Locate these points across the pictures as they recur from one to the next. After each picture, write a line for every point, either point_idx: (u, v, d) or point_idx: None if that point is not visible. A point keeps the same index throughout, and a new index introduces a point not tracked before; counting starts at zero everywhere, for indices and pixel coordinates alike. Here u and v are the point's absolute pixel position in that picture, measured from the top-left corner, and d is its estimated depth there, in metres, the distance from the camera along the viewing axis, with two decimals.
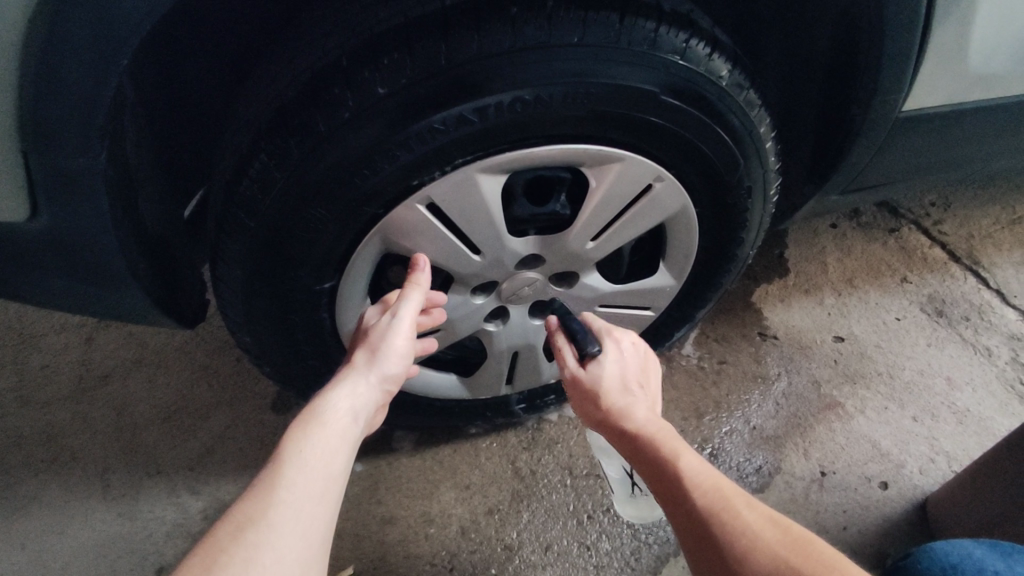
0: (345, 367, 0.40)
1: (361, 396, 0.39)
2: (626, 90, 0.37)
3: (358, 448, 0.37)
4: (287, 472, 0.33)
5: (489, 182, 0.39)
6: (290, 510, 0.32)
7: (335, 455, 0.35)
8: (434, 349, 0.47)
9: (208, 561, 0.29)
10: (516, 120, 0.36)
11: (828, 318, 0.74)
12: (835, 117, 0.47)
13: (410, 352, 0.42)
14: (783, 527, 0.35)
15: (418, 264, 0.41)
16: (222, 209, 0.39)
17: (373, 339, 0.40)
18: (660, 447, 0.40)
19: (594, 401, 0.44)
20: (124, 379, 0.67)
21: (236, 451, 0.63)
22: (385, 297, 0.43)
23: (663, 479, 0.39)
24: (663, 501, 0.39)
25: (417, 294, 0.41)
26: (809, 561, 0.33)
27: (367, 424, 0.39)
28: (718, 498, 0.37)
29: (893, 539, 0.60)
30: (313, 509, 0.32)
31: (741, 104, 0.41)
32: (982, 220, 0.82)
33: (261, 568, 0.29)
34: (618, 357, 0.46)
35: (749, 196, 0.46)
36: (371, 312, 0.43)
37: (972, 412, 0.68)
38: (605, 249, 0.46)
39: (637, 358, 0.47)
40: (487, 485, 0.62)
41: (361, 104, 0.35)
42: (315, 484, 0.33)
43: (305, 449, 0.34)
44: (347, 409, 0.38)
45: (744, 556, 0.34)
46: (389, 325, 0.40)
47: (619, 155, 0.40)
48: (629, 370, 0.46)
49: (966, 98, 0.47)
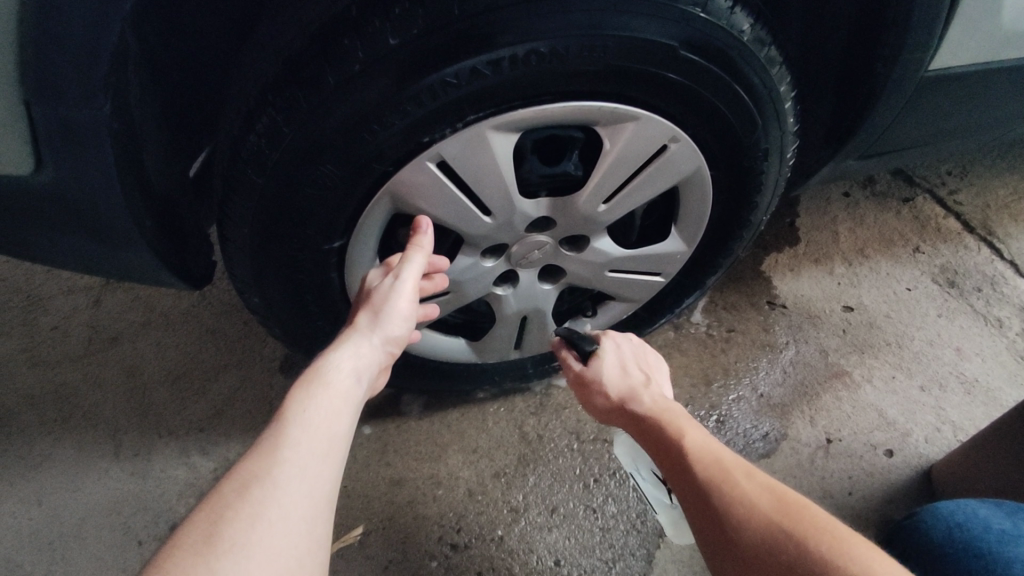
0: (348, 328, 0.40)
1: (363, 357, 0.38)
2: (644, 44, 0.36)
3: (361, 409, 0.37)
4: (291, 432, 0.33)
5: (500, 139, 0.38)
6: (295, 467, 0.32)
7: (338, 416, 0.35)
8: (435, 315, 0.47)
9: (216, 516, 0.29)
10: (531, 74, 0.35)
11: (838, 288, 0.74)
12: (857, 78, 0.46)
13: (413, 314, 0.41)
14: (779, 494, 0.36)
15: (420, 227, 0.41)
16: (230, 166, 0.39)
17: (376, 301, 0.40)
18: (667, 425, 0.43)
19: (602, 392, 0.49)
20: (133, 341, 0.67)
21: (245, 412, 0.63)
22: (389, 259, 0.43)
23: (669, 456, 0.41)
24: (670, 476, 0.41)
25: (419, 257, 0.40)
26: (802, 523, 0.34)
27: (369, 386, 0.39)
28: (718, 470, 0.38)
29: (896, 506, 0.61)
30: (317, 469, 0.32)
31: (762, 60, 0.40)
32: (999, 190, 0.81)
33: (267, 523, 0.29)
34: (618, 352, 0.51)
35: (766, 158, 0.45)
36: (374, 275, 0.42)
37: (980, 382, 0.68)
38: (616, 212, 0.45)
39: (635, 351, 0.52)
40: (495, 449, 0.62)
41: (372, 55, 0.34)
42: (320, 442, 0.33)
43: (309, 407, 0.35)
44: (350, 369, 0.37)
45: (739, 523, 0.35)
46: (392, 287, 0.40)
47: (634, 113, 0.39)
48: (630, 362, 0.50)
49: (995, 57, 0.46)
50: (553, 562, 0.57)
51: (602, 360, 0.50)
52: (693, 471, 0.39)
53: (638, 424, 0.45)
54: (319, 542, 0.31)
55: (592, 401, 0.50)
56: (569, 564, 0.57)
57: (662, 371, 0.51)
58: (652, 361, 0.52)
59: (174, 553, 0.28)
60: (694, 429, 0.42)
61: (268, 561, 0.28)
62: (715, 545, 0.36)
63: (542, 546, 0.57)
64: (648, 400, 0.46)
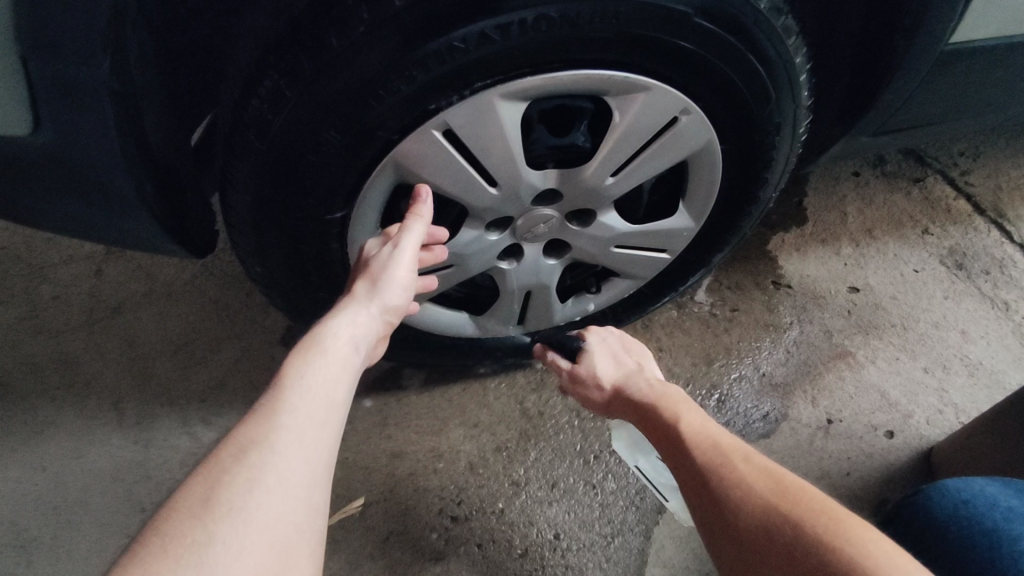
0: (344, 298, 0.40)
1: (361, 326, 0.38)
2: (659, 10, 0.35)
3: (359, 378, 0.37)
4: (288, 398, 0.33)
5: (508, 108, 0.37)
6: (293, 435, 0.32)
7: (336, 383, 0.35)
8: (434, 287, 0.47)
9: (213, 480, 0.29)
10: (540, 40, 0.34)
11: (844, 269, 0.73)
12: (874, 51, 0.44)
13: (412, 284, 0.41)
14: (776, 477, 0.36)
15: (419, 196, 0.40)
16: (231, 132, 0.38)
17: (374, 270, 0.40)
18: (665, 411, 0.45)
19: (598, 384, 0.51)
20: (135, 311, 0.67)
21: (248, 383, 0.63)
22: (387, 229, 0.42)
23: (666, 442, 0.43)
24: (671, 464, 0.42)
25: (418, 226, 0.40)
26: (798, 506, 0.34)
27: (367, 355, 0.39)
28: (716, 455, 0.39)
29: (895, 486, 0.61)
30: (314, 435, 0.32)
31: (778, 30, 0.39)
32: (1012, 171, 0.79)
33: (265, 488, 0.29)
34: (606, 343, 0.54)
35: (778, 133, 0.44)
36: (371, 244, 0.42)
37: (984, 365, 0.67)
38: (624, 186, 0.44)
39: (621, 339, 0.55)
40: (496, 424, 0.62)
41: (377, 17, 0.33)
42: (319, 411, 0.33)
43: (308, 374, 0.34)
44: (347, 338, 0.37)
45: (737, 506, 0.35)
46: (390, 256, 0.40)
47: (645, 84, 0.38)
48: (619, 350, 0.53)
49: (1017, 31, 0.44)
50: (553, 535, 0.57)
51: (591, 354, 0.53)
52: (693, 460, 0.40)
53: (635, 408, 0.47)
54: (316, 509, 0.31)
55: (587, 392, 0.52)
56: (569, 538, 0.57)
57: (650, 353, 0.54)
58: (638, 345, 0.55)
59: (174, 513, 0.28)
60: (688, 413, 0.44)
61: (267, 526, 0.28)
62: (714, 531, 0.36)
63: (542, 520, 0.58)
64: (643, 386, 0.48)
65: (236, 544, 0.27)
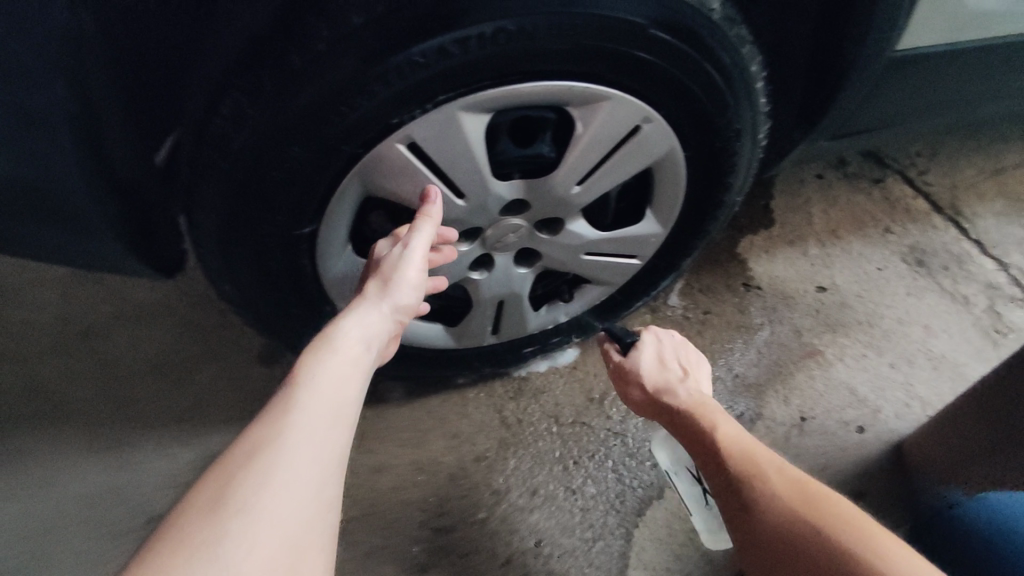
0: (356, 297, 0.39)
1: (372, 325, 0.38)
2: (614, 22, 0.36)
3: (369, 378, 0.37)
4: (300, 398, 0.33)
5: (471, 121, 0.38)
6: (306, 434, 0.32)
7: (347, 383, 0.35)
8: (444, 288, 0.46)
9: (224, 479, 0.29)
10: (500, 53, 0.35)
11: (811, 269, 0.75)
12: (826, 58, 0.46)
13: (423, 283, 0.41)
14: (807, 491, 0.38)
15: (429, 196, 0.40)
16: (195, 150, 0.38)
17: (384, 269, 0.40)
18: (701, 420, 0.46)
19: (639, 383, 0.51)
20: (105, 333, 0.66)
21: (223, 403, 0.63)
22: (396, 230, 0.43)
23: (710, 464, 0.43)
24: (707, 472, 0.44)
25: (428, 226, 0.40)
26: (827, 520, 0.36)
27: (378, 355, 0.38)
28: (750, 468, 0.41)
29: (867, 480, 0.62)
30: (324, 435, 0.32)
31: (731, 39, 0.40)
32: (966, 170, 0.82)
33: (276, 487, 0.29)
34: (659, 345, 0.52)
35: (738, 139, 0.45)
36: (382, 245, 0.42)
37: (947, 358, 0.69)
38: (591, 194, 0.45)
39: (676, 344, 0.53)
40: (476, 434, 0.62)
41: (337, 34, 0.33)
42: (327, 411, 0.33)
43: (318, 374, 0.34)
44: (358, 337, 0.37)
45: (767, 519, 0.38)
46: (400, 256, 0.39)
47: (606, 94, 0.39)
48: (669, 354, 0.52)
49: (960, 37, 0.46)
50: (534, 543, 0.57)
51: (640, 350, 0.51)
52: (744, 495, 0.40)
53: (673, 415, 0.48)
54: (326, 509, 0.30)
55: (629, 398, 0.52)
56: (550, 545, 0.57)
57: (703, 367, 0.52)
58: (693, 356, 0.53)
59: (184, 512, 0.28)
60: (725, 423, 0.45)
61: (276, 530, 0.28)
62: (745, 537, 0.39)
63: (524, 527, 0.58)
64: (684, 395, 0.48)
65: (248, 541, 0.27)
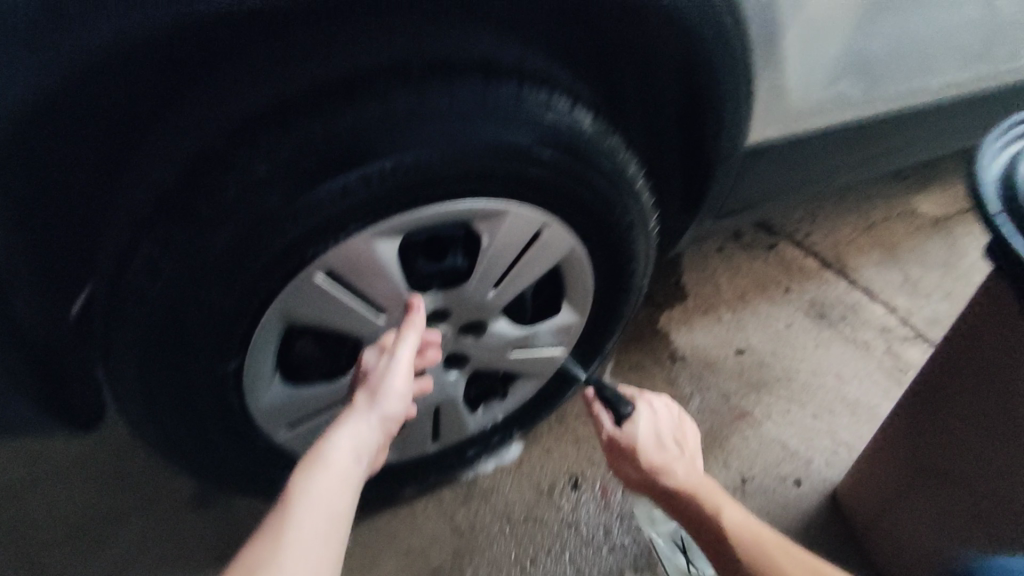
0: (346, 408, 0.40)
1: (364, 436, 0.38)
2: (501, 148, 0.40)
3: (360, 489, 0.37)
4: (297, 512, 0.33)
5: (382, 246, 0.41)
6: (300, 560, 0.32)
7: (338, 496, 0.35)
8: (429, 388, 0.49)
9: None
10: (400, 184, 0.38)
11: (727, 334, 0.80)
12: (694, 154, 0.52)
13: (411, 390, 0.41)
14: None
15: (413, 307, 0.43)
16: (110, 303, 0.39)
17: (372, 380, 0.41)
18: (704, 502, 0.48)
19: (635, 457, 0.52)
20: (17, 500, 0.61)
21: (153, 558, 0.58)
22: (381, 339, 0.44)
23: (723, 555, 0.44)
24: (710, 552, 0.46)
25: (413, 332, 0.42)
26: None
27: (371, 464, 0.39)
28: (759, 552, 0.43)
29: (813, 532, 0.64)
30: (317, 557, 0.32)
31: (608, 149, 0.45)
32: (843, 228, 0.92)
33: None
34: (653, 420, 0.54)
35: (632, 230, 0.50)
36: (370, 355, 0.43)
37: (861, 402, 0.75)
38: (507, 295, 0.48)
39: (669, 417, 0.55)
40: (427, 548, 0.61)
41: (246, 183, 0.36)
42: (320, 527, 0.33)
43: (311, 490, 0.34)
44: (350, 449, 0.37)
45: None
46: (388, 364, 0.41)
47: (504, 206, 0.43)
48: (663, 431, 0.54)
49: (797, 127, 0.55)
50: None
51: (636, 425, 0.53)
52: None
53: (671, 493, 0.50)
54: None
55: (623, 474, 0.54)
56: None
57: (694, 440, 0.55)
58: (686, 431, 0.55)
59: None
60: (730, 508, 0.47)
61: None
62: None
63: None
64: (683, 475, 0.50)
65: None
